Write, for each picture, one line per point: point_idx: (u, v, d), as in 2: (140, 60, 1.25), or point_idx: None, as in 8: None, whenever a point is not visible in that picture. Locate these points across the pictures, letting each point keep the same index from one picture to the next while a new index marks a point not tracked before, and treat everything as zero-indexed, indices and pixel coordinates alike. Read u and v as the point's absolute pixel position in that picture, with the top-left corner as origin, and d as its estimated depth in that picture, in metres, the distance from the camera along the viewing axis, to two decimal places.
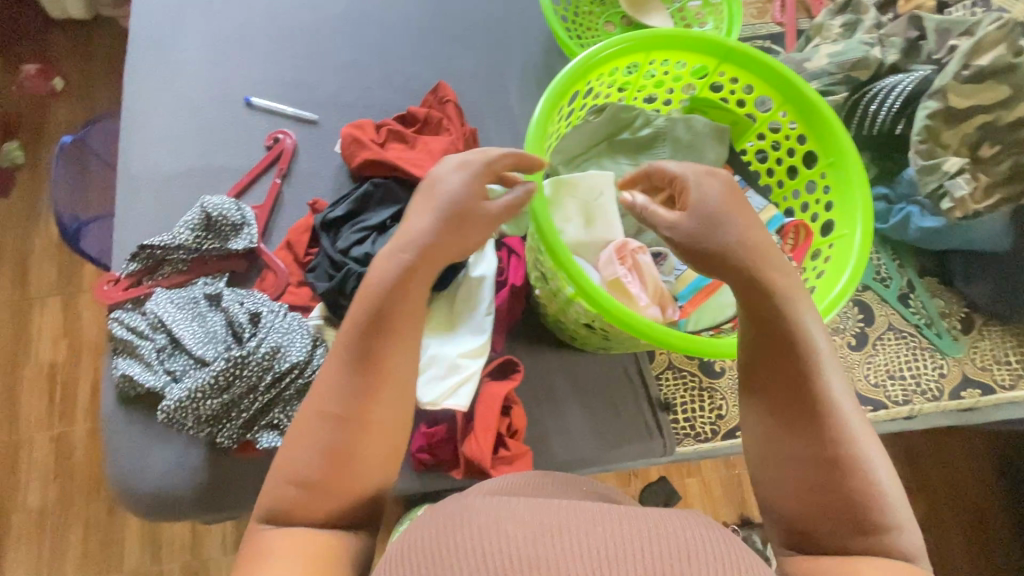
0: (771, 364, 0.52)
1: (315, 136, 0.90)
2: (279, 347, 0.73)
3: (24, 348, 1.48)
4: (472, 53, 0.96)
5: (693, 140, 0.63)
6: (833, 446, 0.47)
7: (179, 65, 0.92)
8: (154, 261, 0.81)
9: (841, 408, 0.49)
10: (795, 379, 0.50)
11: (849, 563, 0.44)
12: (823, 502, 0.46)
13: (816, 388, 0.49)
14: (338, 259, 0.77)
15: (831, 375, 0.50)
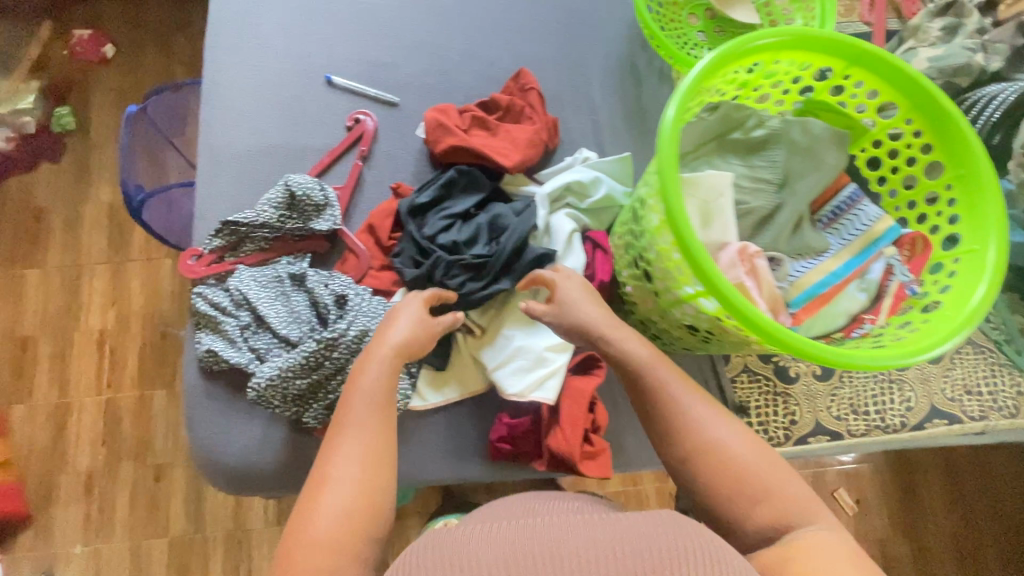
0: (657, 420, 0.60)
1: (395, 119, 0.89)
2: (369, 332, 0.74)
3: (74, 314, 1.49)
4: (554, 41, 0.94)
5: (810, 144, 0.61)
6: (723, 469, 0.56)
7: (259, 39, 0.90)
8: (240, 240, 0.81)
9: (714, 434, 0.57)
10: (674, 429, 0.59)
11: (776, 549, 0.51)
12: (748, 513, 0.54)
13: (688, 428, 0.58)
14: (425, 246, 0.77)
15: (693, 409, 0.59)
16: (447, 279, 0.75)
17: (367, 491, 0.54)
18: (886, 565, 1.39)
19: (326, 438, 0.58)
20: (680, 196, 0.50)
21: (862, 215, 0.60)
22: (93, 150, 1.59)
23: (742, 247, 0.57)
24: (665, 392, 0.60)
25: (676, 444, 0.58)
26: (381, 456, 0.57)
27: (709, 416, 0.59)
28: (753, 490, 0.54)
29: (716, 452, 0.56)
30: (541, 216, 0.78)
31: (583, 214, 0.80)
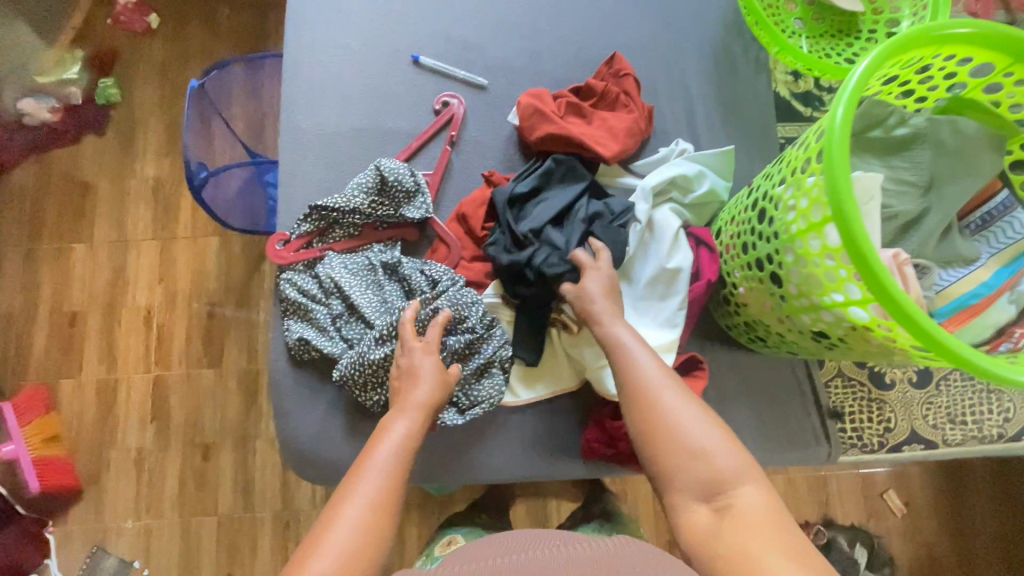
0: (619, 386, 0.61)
1: (484, 103, 0.85)
2: (460, 321, 0.73)
3: (121, 289, 1.44)
4: (648, 25, 0.89)
5: (962, 146, 0.57)
6: (670, 436, 0.55)
7: (343, 15, 0.86)
8: (327, 228, 0.79)
9: (669, 403, 0.57)
10: (630, 393, 0.59)
11: (712, 533, 0.50)
12: (687, 488, 0.53)
13: (644, 393, 0.58)
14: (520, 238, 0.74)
15: (653, 375, 0.59)
16: (546, 265, 0.71)
17: (370, 528, 0.54)
18: (933, 569, 1.36)
19: (345, 479, 0.58)
20: (851, 191, 0.47)
21: (1012, 225, 0.58)
22: (137, 121, 1.52)
23: (894, 254, 0.54)
24: (626, 365, 0.61)
25: (631, 407, 0.58)
26: (388, 502, 0.56)
27: (666, 384, 0.59)
28: (690, 454, 0.53)
29: (667, 417, 0.56)
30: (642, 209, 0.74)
31: (683, 209, 0.77)
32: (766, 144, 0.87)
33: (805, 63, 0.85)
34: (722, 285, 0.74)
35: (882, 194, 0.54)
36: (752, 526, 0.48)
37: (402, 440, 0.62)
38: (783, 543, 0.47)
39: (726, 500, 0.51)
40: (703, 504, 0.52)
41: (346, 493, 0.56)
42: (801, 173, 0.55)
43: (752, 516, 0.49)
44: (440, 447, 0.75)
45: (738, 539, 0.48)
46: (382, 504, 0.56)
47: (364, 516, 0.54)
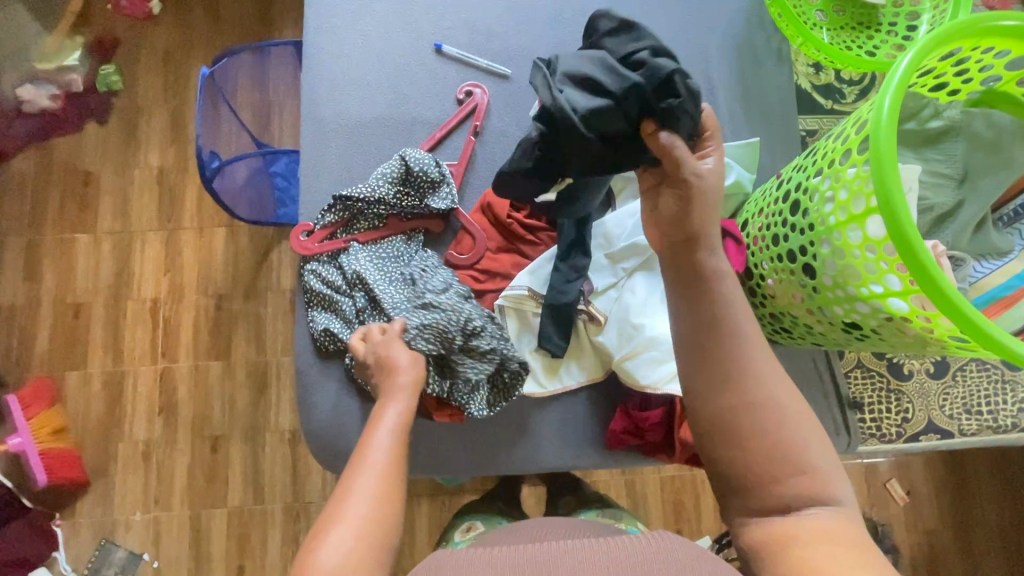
0: (710, 373, 0.54)
1: (507, 93, 0.84)
2: (442, 332, 0.72)
3: (126, 280, 1.42)
4: (671, 15, 0.89)
5: (996, 139, 0.58)
6: (764, 436, 0.51)
7: (364, 2, 0.85)
8: (351, 218, 0.78)
9: (767, 397, 0.52)
10: (723, 382, 0.53)
11: (788, 539, 0.47)
12: (763, 493, 0.50)
13: (741, 384, 0.52)
14: (632, 49, 0.57)
15: (758, 362, 0.53)
16: (673, 71, 0.54)
17: (382, 498, 0.54)
18: (932, 556, 1.39)
19: (344, 472, 0.57)
20: (897, 178, 0.47)
21: None
22: (140, 110, 1.49)
23: (933, 245, 0.55)
24: (735, 338, 0.53)
25: (718, 399, 0.53)
26: (394, 473, 0.57)
27: (767, 373, 0.53)
28: (782, 458, 0.50)
29: (757, 413, 0.51)
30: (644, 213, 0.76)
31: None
32: (788, 138, 0.87)
33: (828, 55, 0.85)
34: (747, 277, 0.74)
35: (918, 187, 0.55)
36: (834, 540, 0.46)
37: (397, 422, 0.63)
38: (869, 556, 0.45)
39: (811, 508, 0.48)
40: (783, 514, 0.49)
41: (357, 469, 0.56)
42: (840, 165, 0.56)
43: (827, 524, 0.47)
44: (467, 438, 0.75)
45: (827, 554, 0.44)
46: (387, 475, 0.56)
47: (376, 489, 0.54)
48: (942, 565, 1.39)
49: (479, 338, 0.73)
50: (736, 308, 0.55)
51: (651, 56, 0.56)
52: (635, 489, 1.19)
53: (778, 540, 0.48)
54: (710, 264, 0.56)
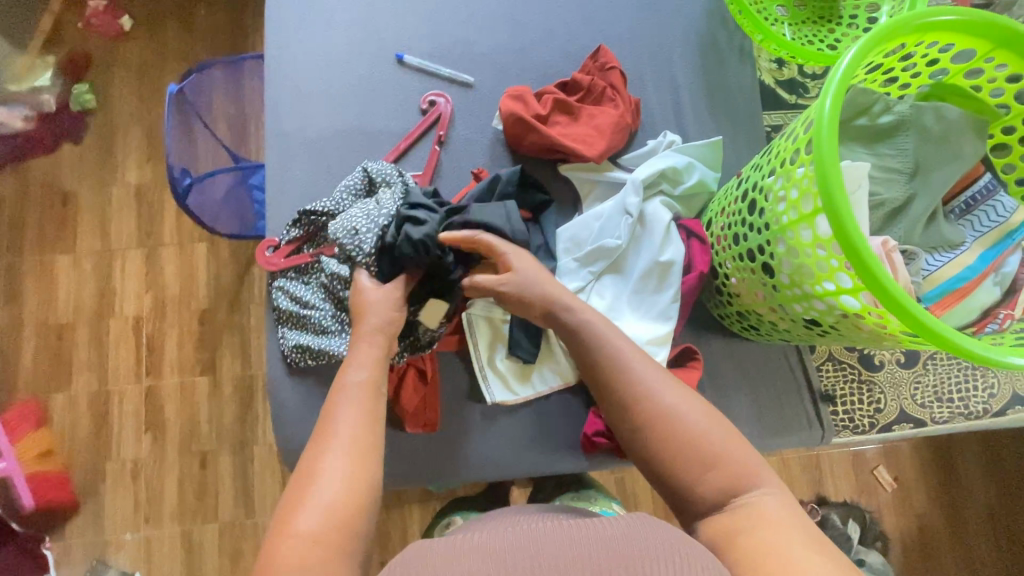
0: (615, 396, 0.60)
1: (471, 101, 0.84)
2: (354, 227, 0.72)
3: (108, 299, 1.42)
4: (633, 17, 0.89)
5: (946, 132, 0.58)
6: (686, 444, 0.55)
7: (326, 15, 0.85)
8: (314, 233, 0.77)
9: (669, 403, 0.57)
10: (623, 402, 0.59)
11: (739, 533, 0.49)
12: (704, 486, 0.53)
13: (644, 401, 0.58)
14: (390, 207, 0.73)
15: (648, 375, 0.59)
16: (410, 232, 0.69)
17: (356, 481, 0.54)
18: (923, 541, 1.40)
19: (314, 442, 0.56)
20: (840, 180, 0.48)
21: (996, 208, 0.58)
22: (116, 128, 1.48)
23: (884, 241, 0.55)
24: (625, 362, 0.60)
25: (629, 416, 0.58)
26: (369, 451, 0.56)
27: (665, 386, 0.59)
28: (704, 457, 0.54)
29: (671, 419, 0.56)
30: (610, 214, 0.76)
31: (673, 201, 0.78)
32: (754, 134, 0.88)
33: (789, 50, 0.85)
34: (714, 275, 0.74)
35: (867, 185, 0.56)
36: (779, 523, 0.49)
37: (360, 391, 0.61)
38: (812, 539, 0.47)
39: (744, 501, 0.52)
40: (721, 510, 0.53)
41: (323, 449, 0.56)
42: (790, 165, 0.56)
43: (762, 512, 0.50)
44: (441, 448, 0.75)
45: (766, 538, 0.48)
46: (359, 453, 0.56)
47: (349, 473, 0.54)
48: (934, 550, 1.40)
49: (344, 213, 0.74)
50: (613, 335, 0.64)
51: (402, 211, 0.71)
52: (623, 487, 1.20)
53: (728, 534, 0.50)
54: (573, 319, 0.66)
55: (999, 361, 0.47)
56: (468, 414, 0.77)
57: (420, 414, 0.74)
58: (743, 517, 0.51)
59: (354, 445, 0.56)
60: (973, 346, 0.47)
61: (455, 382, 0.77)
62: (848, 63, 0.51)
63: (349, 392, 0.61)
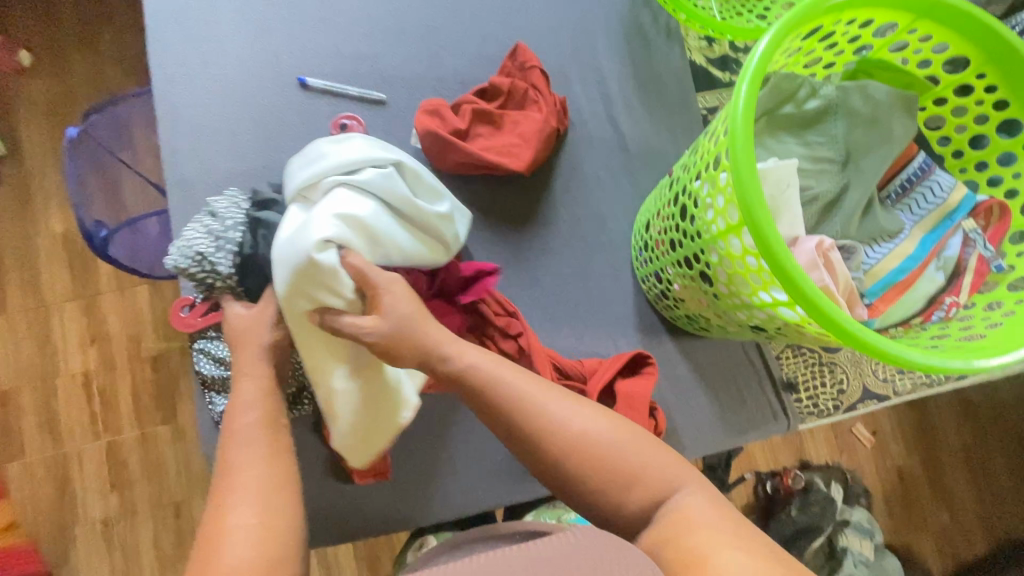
0: (517, 433, 0.54)
1: (386, 120, 0.78)
2: (206, 256, 0.63)
3: (50, 357, 1.28)
4: (549, 8, 0.83)
5: (874, 113, 0.55)
6: (600, 465, 0.51)
7: (215, 43, 0.78)
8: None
9: (571, 427, 0.53)
10: (525, 441, 0.54)
11: (689, 545, 0.44)
12: (631, 498, 0.50)
13: (545, 434, 0.53)
14: (237, 217, 0.65)
15: (546, 404, 0.54)
16: None
17: (274, 523, 0.48)
18: (904, 490, 1.43)
19: (211, 496, 0.50)
20: (758, 188, 0.46)
21: (934, 188, 0.55)
22: (31, 173, 1.30)
23: (820, 241, 0.52)
24: (521, 399, 0.54)
25: (536, 452, 0.53)
26: (277, 490, 0.51)
27: (563, 410, 0.54)
28: (622, 475, 0.51)
29: (578, 446, 0.52)
30: (323, 169, 0.61)
31: (391, 222, 0.62)
32: (689, 120, 0.83)
33: (716, 29, 0.79)
34: (657, 280, 0.71)
35: (800, 181, 0.52)
36: (714, 527, 0.46)
37: (254, 424, 0.56)
38: (749, 538, 0.45)
39: (674, 507, 0.49)
40: (646, 522, 0.49)
41: (226, 502, 0.49)
42: (714, 170, 0.52)
43: (696, 512, 0.48)
44: (397, 493, 0.72)
45: (724, 552, 0.43)
46: (269, 495, 0.50)
47: (259, 521, 0.48)
48: (915, 497, 1.43)
49: (180, 238, 0.64)
50: (502, 367, 0.57)
51: (252, 214, 0.65)
52: None
53: (674, 546, 0.45)
54: (448, 367, 0.57)
55: (941, 367, 0.44)
56: (419, 455, 0.73)
57: (370, 464, 0.71)
58: (679, 525, 0.47)
59: (258, 488, 0.50)
60: (913, 355, 0.45)
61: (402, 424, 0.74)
62: (761, 60, 0.46)
63: (239, 435, 0.54)
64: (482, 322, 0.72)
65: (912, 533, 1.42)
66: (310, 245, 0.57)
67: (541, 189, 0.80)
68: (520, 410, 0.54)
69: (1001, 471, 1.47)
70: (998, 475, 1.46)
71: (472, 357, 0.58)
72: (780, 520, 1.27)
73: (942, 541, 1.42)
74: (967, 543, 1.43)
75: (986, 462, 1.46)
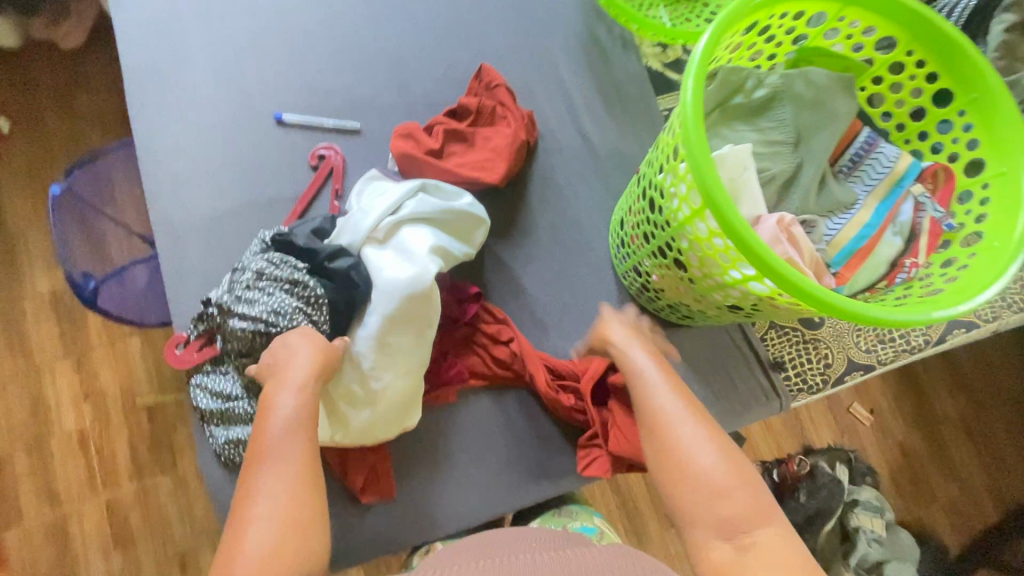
0: (649, 421, 0.60)
1: (362, 148, 0.82)
2: (295, 311, 0.65)
3: (44, 418, 1.26)
4: (509, 29, 0.88)
5: (817, 96, 0.59)
6: (699, 473, 0.53)
7: (192, 90, 0.81)
8: (220, 331, 0.67)
9: (684, 433, 0.56)
10: (652, 426, 0.59)
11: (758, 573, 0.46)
12: (719, 518, 0.51)
13: (666, 430, 0.57)
14: (293, 269, 0.67)
15: (671, 409, 0.59)
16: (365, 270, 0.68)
17: (301, 518, 0.51)
18: (908, 465, 1.44)
19: (236, 503, 0.52)
20: (714, 170, 0.49)
21: (880, 159, 0.59)
22: (14, 236, 1.31)
23: (779, 218, 0.55)
24: (658, 396, 0.61)
25: (652, 441, 0.58)
26: (297, 498, 0.52)
27: (679, 414, 0.58)
28: (711, 487, 0.52)
29: (679, 449, 0.55)
30: (378, 215, 0.69)
31: (447, 236, 0.72)
32: (652, 122, 0.88)
33: (667, 35, 0.83)
34: (636, 273, 0.74)
35: (753, 163, 0.56)
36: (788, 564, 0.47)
37: (288, 421, 0.56)
38: None
39: (752, 538, 0.49)
40: (725, 541, 0.50)
41: (250, 500, 0.52)
42: (674, 160, 0.55)
43: (779, 548, 0.48)
44: (403, 510, 0.72)
45: None
46: (298, 486, 0.53)
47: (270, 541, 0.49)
48: (920, 471, 1.44)
49: (259, 303, 0.65)
50: (656, 371, 0.64)
51: (327, 264, 0.67)
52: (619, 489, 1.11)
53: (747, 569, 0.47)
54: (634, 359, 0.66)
55: (889, 320, 0.47)
56: (422, 469, 0.74)
57: (374, 483, 0.72)
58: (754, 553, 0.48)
59: (295, 481, 0.53)
60: (873, 311, 0.47)
61: (404, 440, 0.74)
62: (702, 56, 0.50)
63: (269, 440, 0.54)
64: (471, 331, 0.77)
65: (922, 508, 1.42)
66: (409, 272, 0.66)
67: (518, 200, 0.83)
68: (649, 401, 0.61)
69: (998, 438, 1.48)
70: (997, 442, 1.48)
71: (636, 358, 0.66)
72: (791, 509, 1.24)
73: (953, 513, 1.43)
74: (978, 512, 1.44)
75: (983, 430, 1.48)
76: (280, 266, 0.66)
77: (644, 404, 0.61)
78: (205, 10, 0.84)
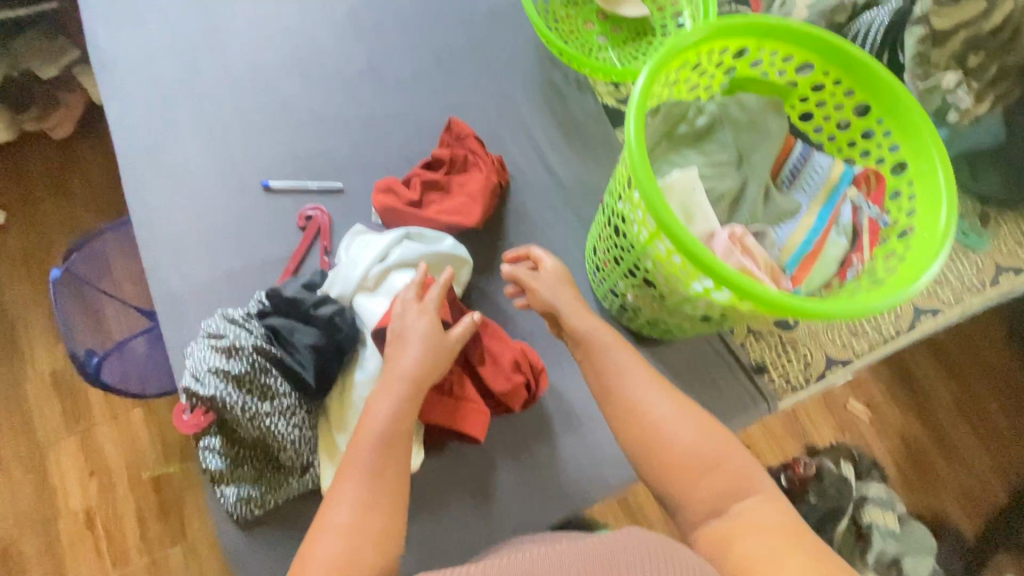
0: (621, 402, 0.60)
1: (346, 204, 0.87)
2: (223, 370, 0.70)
3: (49, 500, 1.24)
4: (473, 81, 0.96)
5: (751, 118, 0.66)
6: (699, 453, 0.56)
7: (183, 166, 0.86)
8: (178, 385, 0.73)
9: (666, 417, 0.58)
10: (627, 409, 0.60)
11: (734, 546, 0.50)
12: (714, 491, 0.54)
13: (643, 411, 0.59)
14: (239, 328, 0.72)
15: (654, 394, 0.60)
16: (304, 336, 0.71)
17: (368, 530, 0.53)
18: (914, 455, 1.44)
19: (313, 518, 0.55)
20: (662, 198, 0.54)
21: (816, 170, 0.65)
22: (14, 321, 1.33)
23: (732, 231, 0.60)
24: (622, 376, 0.62)
25: (628, 421, 0.59)
26: (369, 506, 0.55)
27: (657, 397, 0.60)
28: (699, 464, 0.55)
29: (654, 431, 0.58)
30: (365, 266, 0.74)
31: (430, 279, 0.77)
32: (613, 153, 0.94)
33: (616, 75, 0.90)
34: (614, 296, 0.78)
35: (700, 183, 0.62)
36: (764, 529, 0.50)
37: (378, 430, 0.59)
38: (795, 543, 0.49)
39: (737, 508, 0.53)
40: (712, 517, 0.53)
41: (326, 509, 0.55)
42: (629, 190, 0.61)
43: (754, 512, 0.52)
44: (416, 549, 0.74)
45: (763, 546, 0.48)
46: (377, 503, 0.55)
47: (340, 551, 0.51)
48: (926, 459, 1.44)
49: (199, 355, 0.71)
50: (626, 356, 0.64)
51: (313, 310, 0.72)
52: (631, 509, 1.11)
53: (733, 539, 0.50)
54: (608, 357, 0.64)
55: (833, 312, 0.51)
56: (430, 506, 0.76)
57: None
58: (739, 519, 0.52)
59: (367, 491, 0.56)
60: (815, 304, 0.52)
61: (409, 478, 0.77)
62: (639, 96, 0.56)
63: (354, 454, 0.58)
64: None
65: (934, 498, 1.42)
66: None
67: (497, 237, 0.88)
68: (623, 382, 0.61)
69: (1000, 420, 1.48)
70: (999, 424, 1.48)
71: (606, 344, 0.65)
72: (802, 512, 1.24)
73: (965, 501, 1.42)
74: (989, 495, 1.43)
75: (983, 413, 1.48)
76: (233, 318, 0.74)
77: (610, 383, 0.62)
78: (190, 92, 0.90)
